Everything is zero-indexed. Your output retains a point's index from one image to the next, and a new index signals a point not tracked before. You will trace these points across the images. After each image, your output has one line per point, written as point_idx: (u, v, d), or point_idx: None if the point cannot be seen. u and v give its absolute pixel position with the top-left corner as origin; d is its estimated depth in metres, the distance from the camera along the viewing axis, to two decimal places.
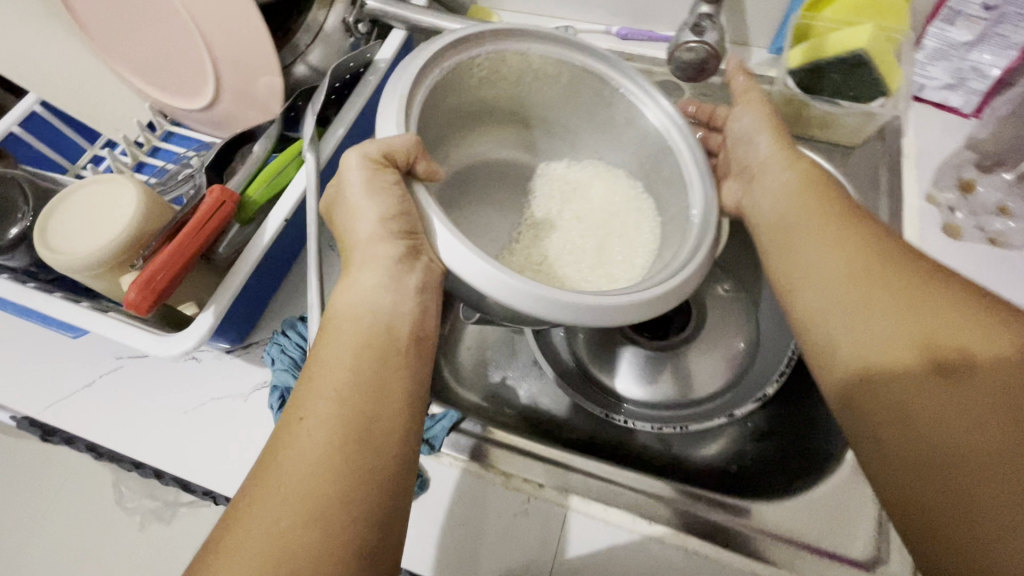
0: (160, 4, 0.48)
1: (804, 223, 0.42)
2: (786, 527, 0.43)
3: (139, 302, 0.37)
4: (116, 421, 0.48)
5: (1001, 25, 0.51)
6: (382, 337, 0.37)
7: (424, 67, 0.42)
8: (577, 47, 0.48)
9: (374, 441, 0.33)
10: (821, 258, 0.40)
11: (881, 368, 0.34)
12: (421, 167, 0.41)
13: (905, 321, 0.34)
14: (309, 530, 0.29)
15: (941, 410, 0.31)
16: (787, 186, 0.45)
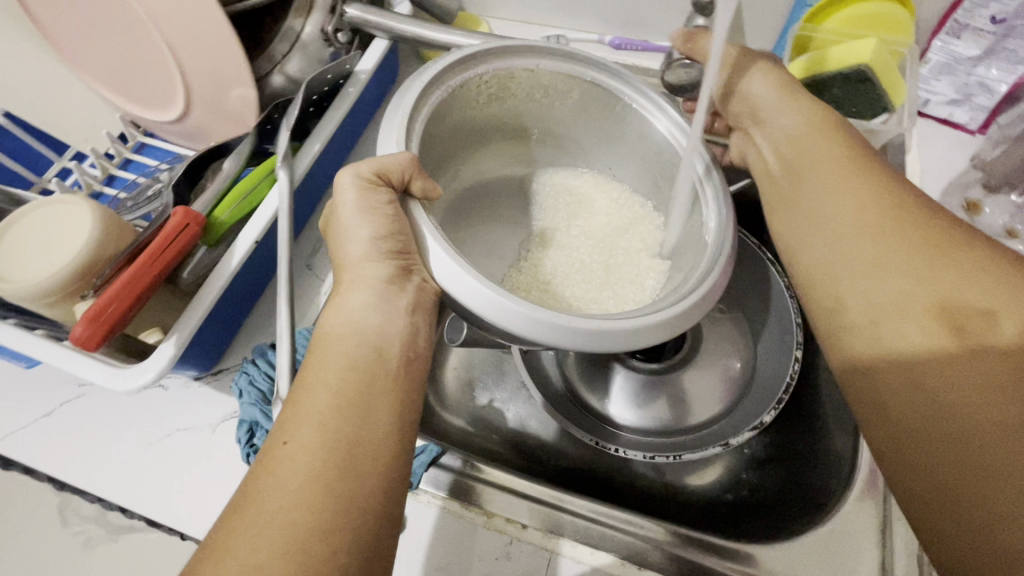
0: (126, 12, 0.46)
1: (827, 175, 0.41)
2: (787, 571, 0.40)
3: (87, 337, 0.34)
4: (76, 453, 0.45)
5: (1008, 39, 0.49)
6: (369, 360, 0.35)
7: (428, 82, 0.41)
8: (584, 61, 0.46)
9: (359, 473, 0.30)
10: (842, 209, 0.40)
11: (895, 317, 0.35)
12: (418, 186, 0.39)
13: (924, 279, 0.35)
14: (287, 564, 0.27)
15: (951, 370, 0.32)
16: (806, 131, 0.43)
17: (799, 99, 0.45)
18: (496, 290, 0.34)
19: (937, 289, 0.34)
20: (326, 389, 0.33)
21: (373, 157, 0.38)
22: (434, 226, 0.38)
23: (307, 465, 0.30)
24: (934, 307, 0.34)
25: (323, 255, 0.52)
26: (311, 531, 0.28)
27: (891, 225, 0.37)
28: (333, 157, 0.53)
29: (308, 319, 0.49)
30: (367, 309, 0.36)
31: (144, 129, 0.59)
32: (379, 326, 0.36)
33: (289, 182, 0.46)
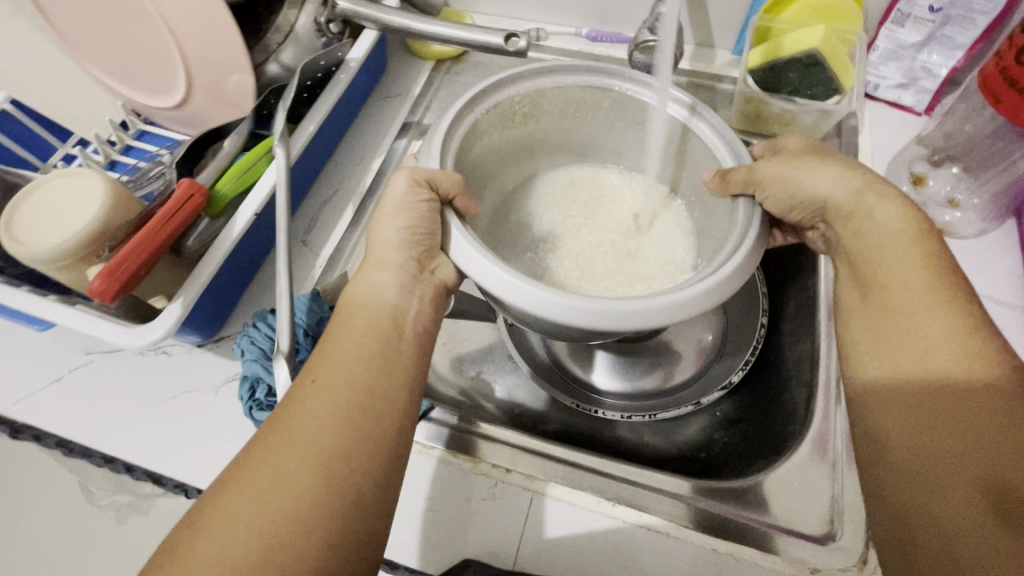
0: (132, 4, 0.49)
1: (923, 304, 0.36)
2: (753, 499, 0.44)
3: (105, 289, 0.37)
4: (86, 416, 0.48)
5: (947, 26, 0.53)
6: (388, 325, 0.38)
7: (462, 107, 0.42)
8: (611, 73, 0.46)
9: (376, 410, 0.34)
10: (941, 353, 0.34)
11: (946, 479, 0.30)
12: (458, 202, 0.40)
13: (1011, 456, 0.29)
14: (315, 477, 0.31)
15: (993, 550, 0.27)
16: (901, 247, 0.38)
17: (887, 205, 0.40)
18: (526, 280, 0.35)
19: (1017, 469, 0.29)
20: (351, 340, 0.37)
21: (422, 166, 0.40)
22: (464, 228, 0.39)
23: (332, 398, 0.34)
24: (1001, 486, 0.29)
25: (319, 231, 0.56)
26: (333, 451, 0.32)
27: (996, 392, 0.31)
28: (327, 141, 0.57)
29: (305, 288, 0.52)
30: (386, 285, 0.40)
31: (145, 117, 0.62)
32: (396, 301, 0.40)
33: (287, 159, 0.49)
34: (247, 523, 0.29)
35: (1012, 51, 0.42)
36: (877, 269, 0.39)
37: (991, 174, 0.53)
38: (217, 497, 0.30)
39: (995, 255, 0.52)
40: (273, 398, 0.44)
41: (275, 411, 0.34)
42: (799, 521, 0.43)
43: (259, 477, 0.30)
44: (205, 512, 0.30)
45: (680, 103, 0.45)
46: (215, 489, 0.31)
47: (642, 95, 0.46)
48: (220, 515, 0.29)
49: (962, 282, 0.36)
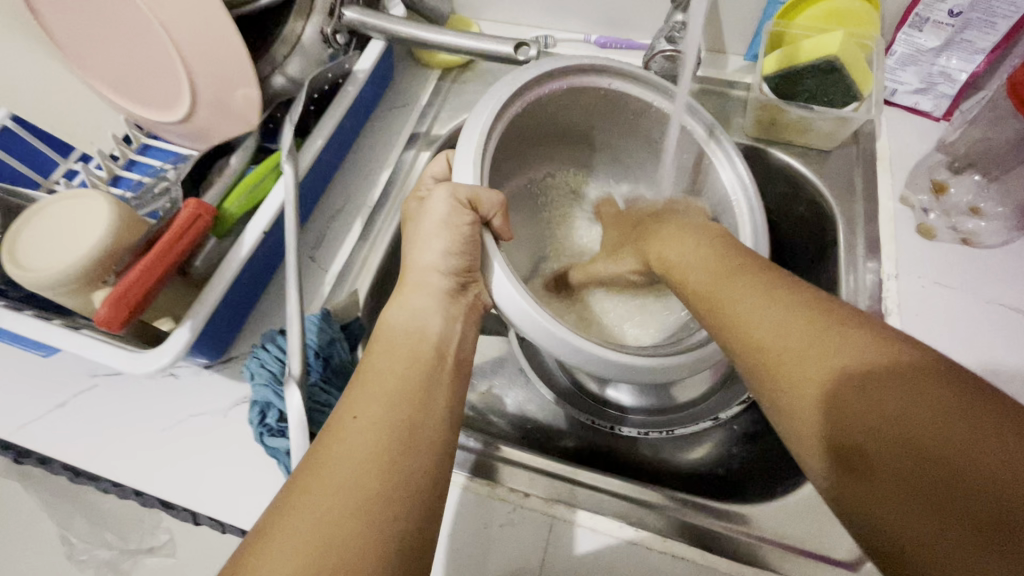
0: (134, 18, 0.48)
1: (729, 290, 0.37)
2: (779, 524, 0.43)
3: (111, 317, 0.36)
4: (93, 440, 0.47)
5: (967, 30, 0.52)
6: (429, 357, 0.38)
7: (504, 100, 0.44)
8: (661, 91, 0.50)
9: (419, 449, 0.33)
10: (756, 331, 0.34)
11: (814, 455, 0.31)
12: (496, 223, 0.43)
13: (839, 416, 0.30)
14: (356, 522, 0.29)
15: (877, 512, 0.27)
16: (697, 255, 0.42)
17: (691, 246, 0.43)
18: (557, 326, 0.39)
19: (844, 428, 0.29)
20: (392, 376, 0.36)
21: (465, 184, 0.42)
22: (505, 263, 0.41)
23: (372, 439, 0.32)
24: (845, 449, 0.29)
25: (327, 246, 0.55)
26: (376, 495, 0.30)
27: (810, 356, 0.32)
28: (334, 154, 0.56)
29: (314, 308, 0.51)
30: (429, 311, 0.41)
31: (148, 131, 0.61)
32: (441, 330, 0.41)
33: (295, 175, 0.47)
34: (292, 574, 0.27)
35: None
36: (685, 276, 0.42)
37: (1014, 183, 0.51)
38: (254, 552, 0.28)
39: (1021, 265, 0.51)
40: (284, 423, 0.43)
41: (309, 450, 0.33)
42: (827, 544, 0.42)
43: (300, 524, 0.29)
44: (245, 562, 0.28)
45: (699, 121, 0.51)
46: (250, 543, 0.29)
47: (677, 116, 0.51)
48: (262, 565, 0.27)
49: (759, 264, 0.38)
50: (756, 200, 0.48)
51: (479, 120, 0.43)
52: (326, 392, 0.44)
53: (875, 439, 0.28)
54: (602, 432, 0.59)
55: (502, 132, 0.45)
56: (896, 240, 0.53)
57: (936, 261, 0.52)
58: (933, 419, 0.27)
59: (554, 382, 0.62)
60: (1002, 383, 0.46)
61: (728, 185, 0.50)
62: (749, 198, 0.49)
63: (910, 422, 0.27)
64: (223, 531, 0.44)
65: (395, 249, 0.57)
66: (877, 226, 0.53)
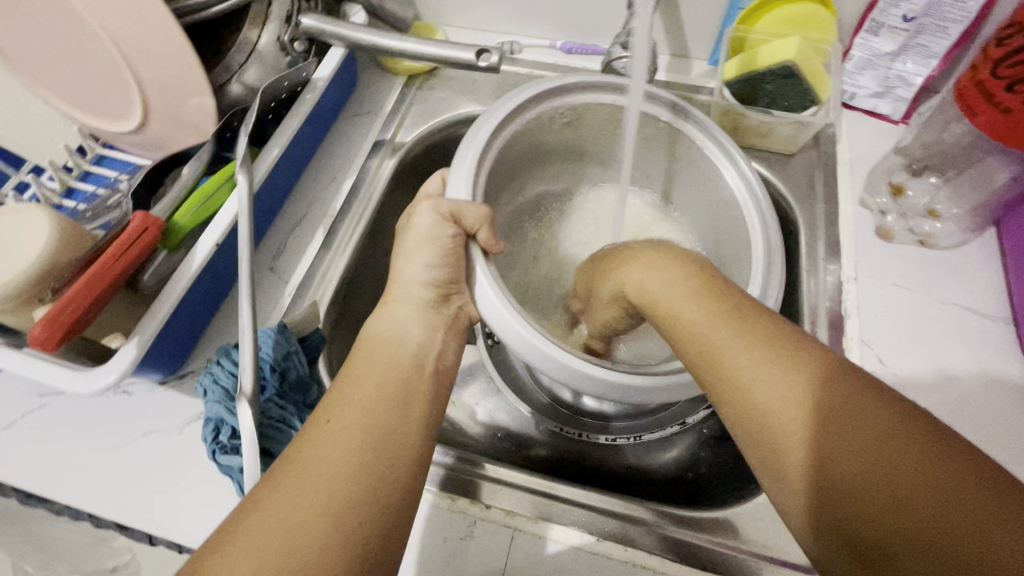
0: (79, 28, 0.47)
1: (723, 339, 0.32)
2: (745, 530, 0.43)
3: (46, 337, 0.35)
4: (41, 463, 0.45)
5: (921, 35, 0.52)
6: (409, 365, 0.38)
7: (505, 116, 0.43)
8: (666, 102, 0.46)
9: (392, 453, 0.33)
10: (759, 395, 0.30)
11: (842, 529, 0.26)
12: (481, 239, 0.40)
13: (849, 502, 0.26)
14: (322, 523, 0.28)
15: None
16: (681, 294, 0.35)
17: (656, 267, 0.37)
18: (552, 345, 0.36)
19: (858, 520, 0.26)
20: (368, 379, 0.36)
21: (452, 197, 0.40)
22: (490, 272, 0.39)
23: (346, 440, 0.32)
24: (847, 535, 0.26)
25: (287, 257, 0.54)
26: (345, 498, 0.30)
27: (818, 434, 0.28)
28: (294, 163, 0.55)
29: (272, 319, 0.51)
30: (411, 322, 0.41)
31: (103, 141, 0.59)
32: (420, 341, 0.40)
33: (249, 186, 0.47)
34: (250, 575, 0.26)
35: (988, 64, 0.41)
36: (667, 312, 0.35)
37: (968, 186, 0.52)
38: (213, 551, 0.27)
39: (975, 265, 0.52)
40: (237, 440, 0.42)
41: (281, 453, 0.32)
42: (787, 549, 0.42)
43: (264, 524, 0.28)
44: (206, 562, 0.27)
45: (660, 104, 0.46)
46: (210, 543, 0.28)
47: (698, 133, 0.46)
48: (223, 563, 0.26)
49: (752, 310, 0.33)
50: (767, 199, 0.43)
51: (477, 138, 0.42)
52: (281, 407, 0.44)
53: (891, 533, 0.25)
54: (571, 441, 0.59)
55: (497, 151, 0.43)
56: (856, 242, 0.53)
57: (894, 264, 0.52)
58: (960, 513, 0.24)
59: (533, 399, 0.61)
60: (957, 383, 0.47)
61: (737, 191, 0.44)
62: (759, 201, 0.43)
63: (930, 517, 0.24)
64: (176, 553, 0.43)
65: (357, 260, 0.56)
66: (836, 229, 0.54)
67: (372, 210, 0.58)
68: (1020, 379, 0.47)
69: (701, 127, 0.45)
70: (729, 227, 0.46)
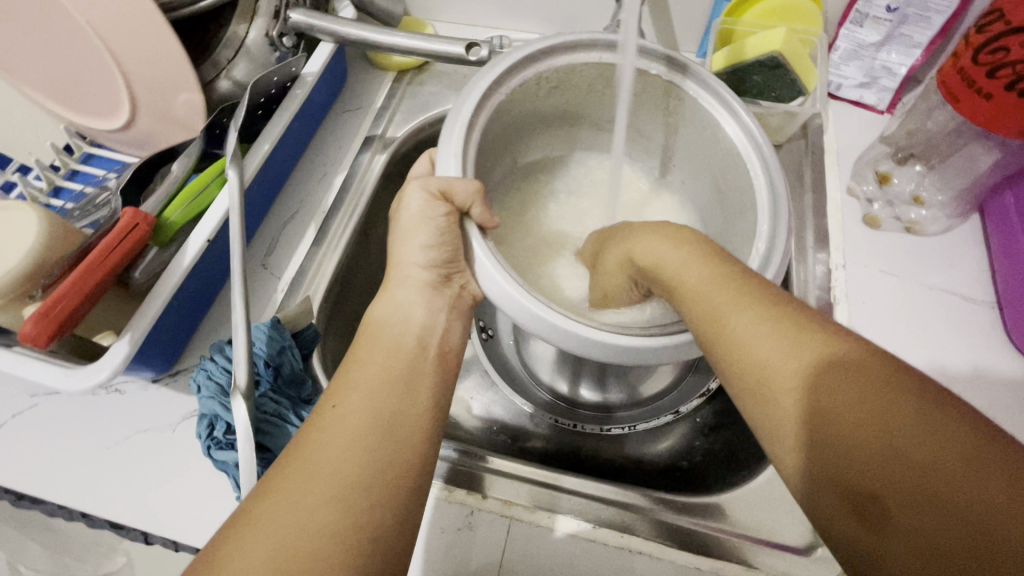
0: (64, 23, 0.47)
1: (729, 303, 0.32)
2: (742, 515, 0.43)
3: (36, 335, 0.34)
4: (33, 464, 0.45)
5: (904, 25, 0.53)
6: (413, 347, 0.39)
7: (487, 88, 0.42)
8: (653, 54, 0.44)
9: (400, 437, 0.33)
10: (763, 357, 0.30)
11: (860, 502, 0.25)
12: (476, 213, 0.39)
13: (849, 459, 0.26)
14: (332, 509, 0.29)
15: (889, 565, 0.24)
16: (688, 258, 0.36)
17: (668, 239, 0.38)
18: (562, 316, 0.35)
19: (858, 477, 0.25)
20: (373, 363, 0.36)
21: (441, 175, 0.39)
22: (488, 246, 0.38)
23: (353, 424, 0.32)
24: (863, 504, 0.25)
25: (279, 254, 0.54)
26: (354, 482, 0.30)
27: (820, 395, 0.27)
28: (284, 159, 0.55)
29: (265, 315, 0.51)
30: (414, 305, 0.41)
31: (91, 139, 0.59)
32: (423, 321, 0.41)
33: (241, 182, 0.46)
34: (264, 561, 0.26)
35: (969, 50, 0.42)
36: (674, 279, 0.35)
37: (952, 172, 0.53)
38: (227, 535, 0.28)
39: (961, 251, 0.53)
40: (232, 435, 0.42)
41: (292, 439, 0.33)
42: (780, 532, 0.42)
43: (276, 510, 0.28)
44: (217, 548, 0.27)
45: (656, 60, 0.44)
46: (222, 531, 0.28)
47: (700, 95, 0.44)
48: (234, 552, 0.27)
49: (759, 278, 0.33)
50: (768, 144, 0.42)
51: (461, 112, 0.40)
52: (276, 401, 0.44)
53: (917, 503, 0.24)
54: (567, 432, 0.59)
55: (483, 124, 0.42)
56: (844, 229, 0.54)
57: (882, 250, 0.53)
58: (961, 467, 0.24)
59: (531, 395, 0.61)
60: (944, 364, 0.48)
61: (736, 141, 0.43)
62: (760, 147, 0.42)
63: (937, 480, 0.24)
64: (172, 551, 0.43)
65: (350, 257, 0.56)
66: (825, 217, 0.55)
67: (365, 207, 0.58)
68: (1004, 360, 0.48)
69: (700, 82, 0.44)
70: (732, 181, 0.45)
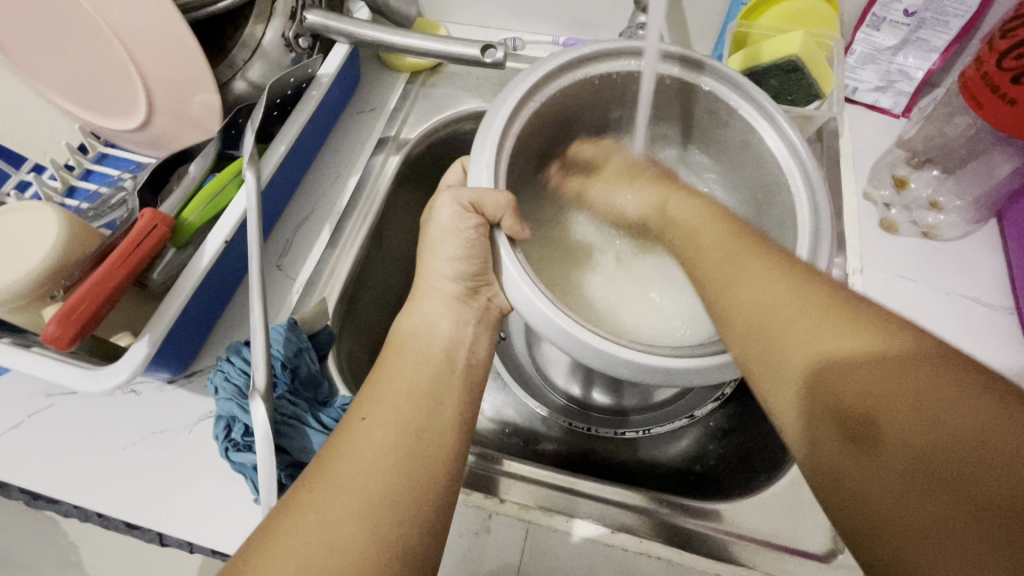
0: (83, 24, 0.47)
1: (749, 263, 0.34)
2: (761, 521, 0.43)
3: (59, 335, 0.34)
4: (49, 465, 0.45)
5: (922, 30, 0.53)
6: (439, 360, 0.38)
7: (522, 97, 0.42)
8: (692, 64, 0.44)
9: (428, 450, 0.33)
10: (764, 300, 0.32)
11: (859, 434, 0.26)
12: (506, 225, 0.39)
13: (840, 386, 0.27)
14: (361, 524, 0.29)
15: (869, 486, 0.25)
16: (713, 228, 0.38)
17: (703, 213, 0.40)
18: (590, 332, 0.35)
19: (845, 402, 0.27)
20: (401, 377, 0.36)
21: (473, 186, 0.39)
22: (518, 258, 0.38)
23: (381, 439, 0.32)
24: (863, 437, 0.26)
25: (294, 255, 0.53)
26: (383, 498, 0.30)
27: (815, 331, 0.29)
28: (299, 160, 0.55)
29: (280, 317, 0.51)
30: (440, 317, 0.41)
31: (104, 139, 0.59)
32: (451, 333, 0.40)
33: (258, 183, 0.46)
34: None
35: (993, 56, 0.42)
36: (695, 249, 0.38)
37: (971, 177, 0.52)
38: (259, 545, 0.28)
39: (977, 256, 0.52)
40: (249, 437, 0.41)
41: (319, 451, 0.32)
42: (799, 539, 0.42)
43: (306, 525, 0.28)
44: (246, 561, 0.27)
45: (670, 63, 0.45)
46: (253, 541, 0.28)
47: (735, 99, 0.44)
48: (265, 566, 0.27)
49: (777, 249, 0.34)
50: (811, 157, 0.41)
51: (496, 122, 0.40)
52: (293, 403, 0.44)
53: (916, 434, 0.25)
54: (581, 435, 0.59)
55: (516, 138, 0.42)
56: (861, 233, 0.54)
57: (899, 254, 0.53)
58: (954, 396, 0.24)
59: (544, 398, 0.61)
60: None
61: (777, 153, 0.42)
62: (802, 160, 0.41)
63: (938, 411, 0.24)
64: (189, 552, 0.43)
65: (364, 259, 0.56)
66: (842, 221, 0.54)
67: (378, 209, 0.58)
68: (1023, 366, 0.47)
69: (718, 77, 0.44)
70: (772, 194, 0.44)
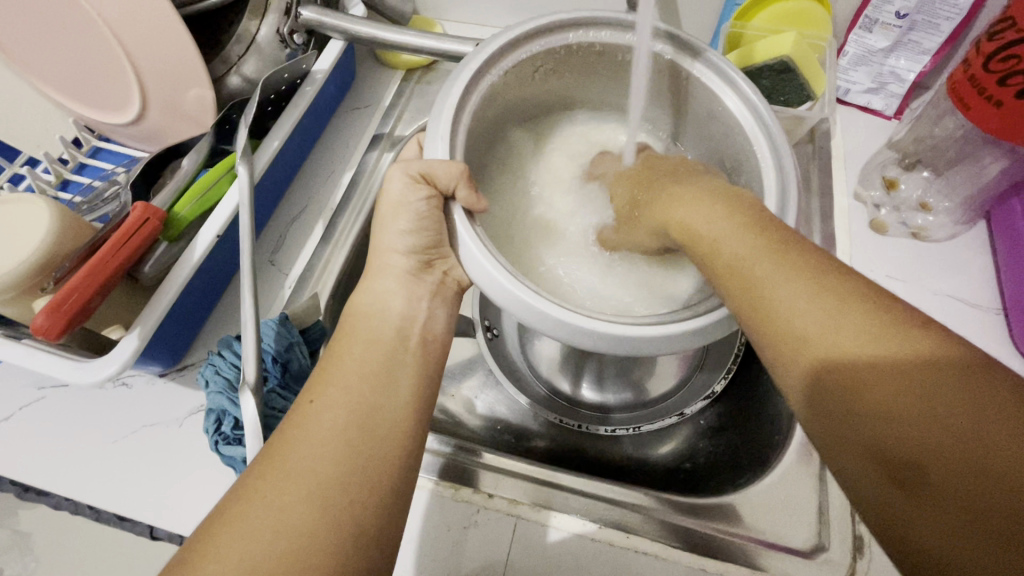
0: (76, 18, 0.47)
1: (770, 267, 0.30)
2: (749, 515, 0.44)
3: (49, 326, 0.34)
4: (38, 458, 0.45)
5: (914, 31, 0.53)
6: (394, 339, 0.38)
7: (477, 70, 0.41)
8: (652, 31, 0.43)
9: (379, 432, 0.33)
10: (808, 330, 0.28)
11: (904, 477, 0.25)
12: (461, 196, 0.37)
13: (885, 425, 0.25)
14: (311, 508, 0.29)
15: (914, 527, 0.24)
16: (722, 222, 0.33)
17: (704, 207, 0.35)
18: (555, 306, 0.34)
19: (899, 455, 0.25)
20: (351, 357, 0.36)
21: (425, 158, 0.38)
22: (479, 235, 0.37)
23: (331, 422, 0.32)
24: (903, 478, 0.25)
25: (287, 250, 0.54)
26: (335, 479, 0.30)
27: (857, 370, 0.26)
28: (295, 156, 0.55)
29: (273, 312, 0.51)
30: (393, 293, 0.41)
31: (98, 133, 0.59)
32: (403, 311, 0.41)
33: (250, 177, 0.46)
34: (236, 566, 0.26)
35: (980, 58, 0.42)
36: (709, 247, 0.33)
37: (960, 179, 0.52)
38: (212, 531, 0.28)
39: (966, 259, 0.53)
40: (239, 431, 0.42)
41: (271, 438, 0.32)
42: (786, 536, 0.42)
43: (255, 511, 0.28)
44: (200, 548, 0.27)
45: (664, 41, 0.43)
46: (207, 523, 0.29)
47: (688, 62, 0.43)
48: (213, 553, 0.27)
49: (803, 247, 0.31)
50: (775, 121, 0.40)
51: (450, 94, 0.39)
52: (283, 398, 0.44)
53: (961, 468, 0.23)
54: (572, 433, 0.59)
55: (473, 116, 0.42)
56: (851, 234, 0.54)
57: (888, 255, 0.53)
58: (1000, 435, 0.23)
59: (531, 391, 0.61)
60: None
61: (737, 113, 0.41)
62: (763, 119, 0.40)
63: (977, 448, 0.23)
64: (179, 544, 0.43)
65: (356, 255, 0.56)
66: (832, 221, 0.54)
67: (372, 205, 0.58)
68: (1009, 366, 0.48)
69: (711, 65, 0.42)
70: (736, 161, 0.43)
